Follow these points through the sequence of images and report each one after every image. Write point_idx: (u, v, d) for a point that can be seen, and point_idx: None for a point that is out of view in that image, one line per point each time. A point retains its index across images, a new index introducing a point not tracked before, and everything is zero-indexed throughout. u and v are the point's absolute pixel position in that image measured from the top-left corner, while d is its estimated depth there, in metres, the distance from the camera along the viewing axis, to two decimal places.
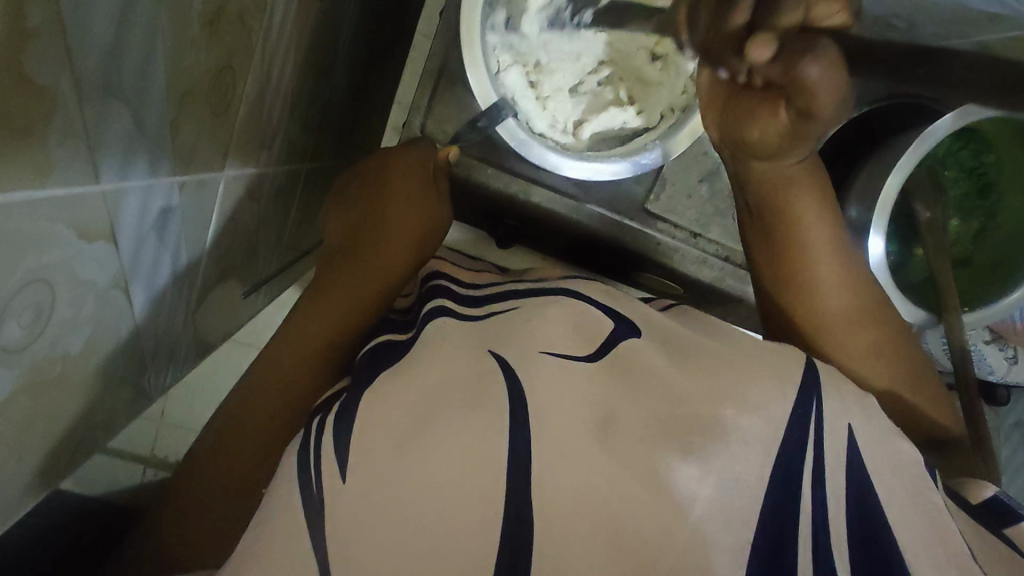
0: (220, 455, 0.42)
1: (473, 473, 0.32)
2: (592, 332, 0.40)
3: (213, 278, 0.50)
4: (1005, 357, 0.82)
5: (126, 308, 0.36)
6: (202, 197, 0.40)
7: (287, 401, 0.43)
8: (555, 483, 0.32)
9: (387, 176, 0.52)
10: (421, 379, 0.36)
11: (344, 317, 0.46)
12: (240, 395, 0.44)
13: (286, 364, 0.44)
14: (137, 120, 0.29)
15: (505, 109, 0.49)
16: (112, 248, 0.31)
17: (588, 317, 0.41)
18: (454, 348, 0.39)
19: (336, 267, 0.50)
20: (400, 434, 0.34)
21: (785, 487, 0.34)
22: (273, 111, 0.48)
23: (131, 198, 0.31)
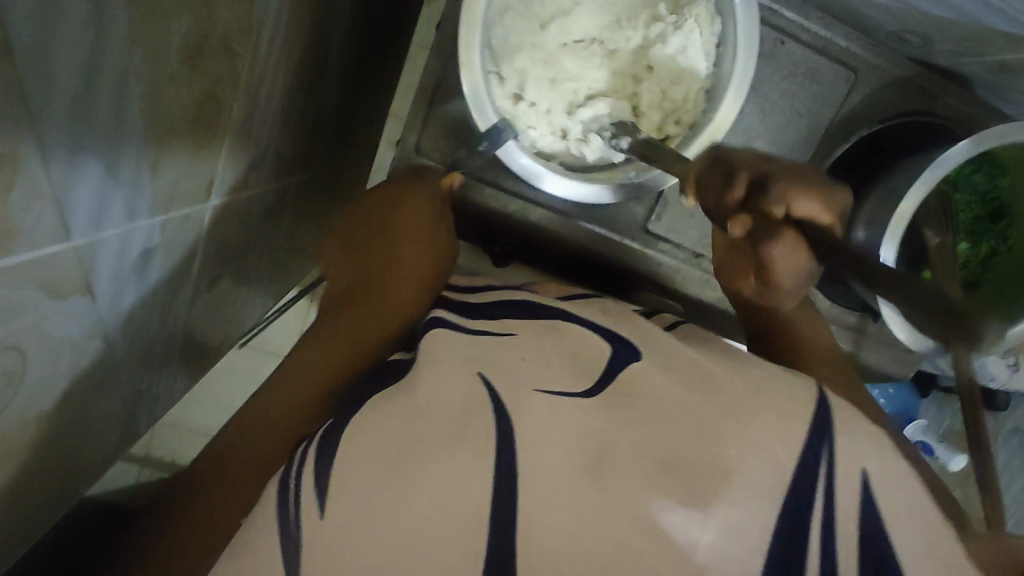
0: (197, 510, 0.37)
1: (465, 519, 0.31)
2: (592, 362, 0.38)
3: (201, 298, 0.48)
4: (1007, 365, 0.81)
5: (103, 350, 0.34)
6: (186, 229, 0.39)
7: (276, 437, 0.40)
8: (557, 535, 0.31)
9: (395, 210, 0.51)
10: (404, 409, 0.35)
11: (346, 357, 0.44)
12: (227, 439, 0.41)
13: (286, 393, 0.42)
14: (113, 166, 0.28)
15: (506, 131, 0.46)
16: (87, 297, 0.29)
17: (589, 345, 0.40)
18: (445, 369, 0.37)
19: (333, 315, 0.47)
20: (385, 473, 0.32)
21: (804, 532, 0.32)
22: (261, 130, 0.47)
23: (108, 245, 0.29)
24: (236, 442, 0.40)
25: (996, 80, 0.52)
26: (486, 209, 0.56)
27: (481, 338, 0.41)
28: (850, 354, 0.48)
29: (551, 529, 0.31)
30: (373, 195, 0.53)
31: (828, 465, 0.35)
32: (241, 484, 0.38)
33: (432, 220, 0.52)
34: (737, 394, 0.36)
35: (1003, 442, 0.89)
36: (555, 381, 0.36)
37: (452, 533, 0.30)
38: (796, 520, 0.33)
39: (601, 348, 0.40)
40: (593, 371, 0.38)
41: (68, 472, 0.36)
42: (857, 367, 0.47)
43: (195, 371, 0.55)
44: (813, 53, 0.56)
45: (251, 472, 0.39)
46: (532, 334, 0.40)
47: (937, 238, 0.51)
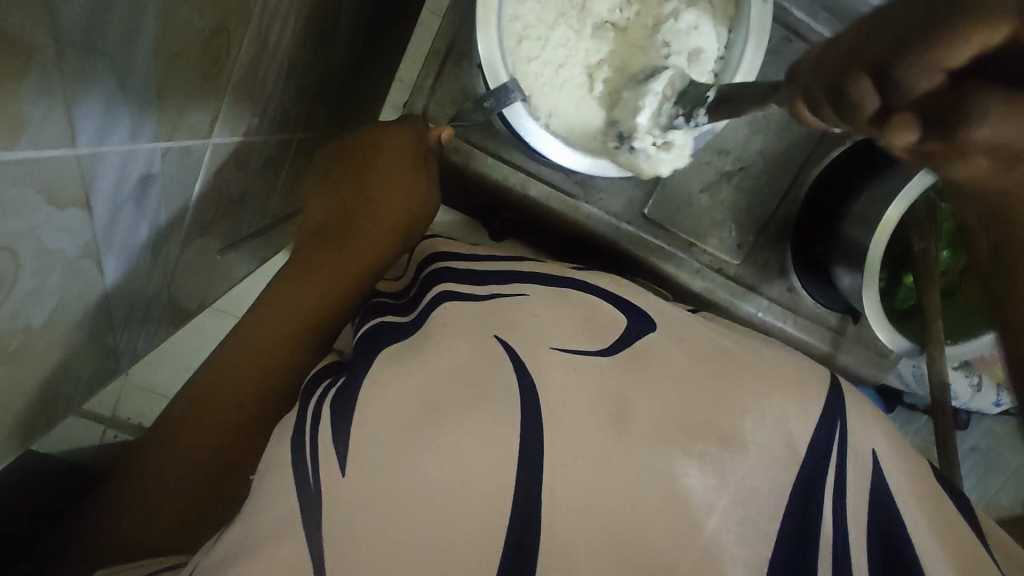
0: (189, 440, 0.43)
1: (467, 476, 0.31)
2: (602, 330, 0.39)
3: (191, 246, 0.47)
4: (970, 384, 0.84)
5: (97, 278, 0.33)
6: (187, 164, 0.38)
7: (248, 392, 0.44)
8: (552, 498, 0.31)
9: (376, 155, 0.49)
10: (423, 368, 0.35)
11: (318, 306, 0.46)
12: (212, 375, 0.44)
13: (258, 352, 0.44)
14: (124, 79, 0.27)
15: (514, 92, 0.45)
16: (85, 214, 0.29)
17: (599, 313, 0.40)
18: (456, 338, 0.37)
19: (307, 256, 0.48)
20: (406, 433, 0.33)
21: None
22: (268, 77, 0.46)
23: (109, 162, 0.29)
24: (223, 379, 0.44)
25: None
26: (486, 180, 0.55)
27: (496, 302, 0.40)
28: None
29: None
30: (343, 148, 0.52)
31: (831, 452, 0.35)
32: (228, 420, 0.43)
33: (415, 168, 0.49)
34: (732, 366, 0.37)
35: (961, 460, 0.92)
36: (569, 343, 0.37)
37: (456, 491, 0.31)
38: None
39: (612, 315, 0.40)
40: (604, 338, 0.38)
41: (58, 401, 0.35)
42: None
43: (178, 323, 0.54)
44: None
45: (235, 409, 0.43)
46: (540, 299, 0.40)
47: (922, 244, 0.53)
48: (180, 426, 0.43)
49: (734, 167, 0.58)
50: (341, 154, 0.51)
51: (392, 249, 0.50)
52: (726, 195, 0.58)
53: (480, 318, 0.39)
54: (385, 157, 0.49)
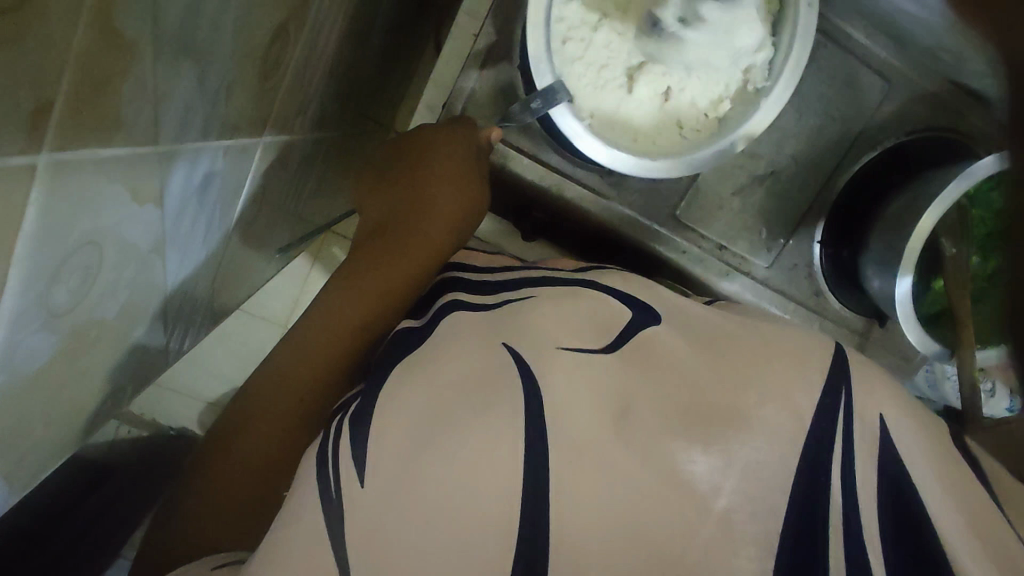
0: (247, 434, 0.44)
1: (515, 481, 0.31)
2: (609, 324, 0.40)
3: (233, 245, 0.48)
4: (986, 391, 0.85)
5: (161, 274, 0.33)
6: (242, 163, 0.39)
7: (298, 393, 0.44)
8: (605, 500, 0.31)
9: (431, 153, 0.50)
10: (431, 381, 0.36)
11: (377, 300, 0.46)
12: (273, 368, 0.45)
13: (319, 346, 0.45)
14: (203, 78, 0.28)
15: (561, 92, 0.45)
16: (158, 211, 0.29)
17: (608, 309, 0.41)
18: (469, 342, 0.38)
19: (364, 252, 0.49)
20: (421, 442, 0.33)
21: None
22: (314, 77, 0.47)
23: (182, 161, 0.29)
24: (283, 373, 0.45)
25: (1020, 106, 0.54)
26: (521, 181, 0.56)
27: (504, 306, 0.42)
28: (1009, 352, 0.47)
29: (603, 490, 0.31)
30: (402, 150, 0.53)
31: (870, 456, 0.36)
32: (285, 414, 0.44)
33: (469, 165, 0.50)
34: (769, 357, 0.37)
35: None
36: (574, 341, 0.38)
37: (504, 493, 0.31)
38: None
39: (617, 310, 0.41)
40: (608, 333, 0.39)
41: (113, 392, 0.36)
42: None
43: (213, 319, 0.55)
44: (850, 61, 0.57)
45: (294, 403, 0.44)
46: (548, 298, 0.41)
47: (953, 249, 0.55)
48: (240, 421, 0.44)
49: (764, 171, 0.58)
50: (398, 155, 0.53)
51: (448, 246, 0.50)
52: (757, 198, 0.59)
53: (490, 322, 0.40)
54: (439, 156, 0.50)
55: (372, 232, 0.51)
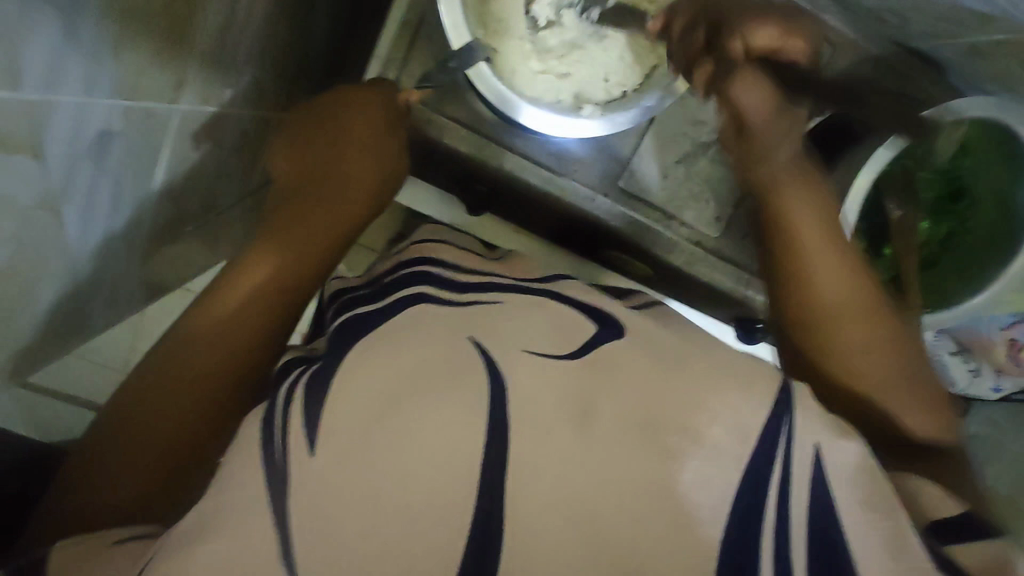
0: (139, 415, 0.37)
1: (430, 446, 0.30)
2: (569, 334, 0.37)
3: (164, 223, 0.48)
4: (968, 370, 0.84)
5: (56, 234, 0.33)
6: (151, 128, 0.38)
7: (234, 363, 0.40)
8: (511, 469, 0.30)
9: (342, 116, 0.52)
10: (396, 363, 0.34)
11: (303, 258, 0.45)
12: (172, 340, 0.40)
13: (222, 311, 0.41)
14: (71, 26, 0.28)
15: (479, 52, 0.46)
16: (37, 164, 0.29)
17: (566, 319, 0.38)
18: (430, 330, 0.36)
19: (279, 217, 0.48)
20: (379, 421, 0.31)
21: (759, 483, 0.32)
22: (239, 48, 0.47)
23: (60, 114, 0.29)
24: (184, 344, 0.40)
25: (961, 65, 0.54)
26: (457, 153, 0.56)
27: (472, 309, 0.39)
28: (838, 252, 0.47)
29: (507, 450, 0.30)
30: (309, 113, 0.53)
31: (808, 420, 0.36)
32: (192, 392, 0.38)
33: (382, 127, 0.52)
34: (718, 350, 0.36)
35: None
36: (536, 343, 0.36)
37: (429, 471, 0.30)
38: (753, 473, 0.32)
39: (582, 325, 0.38)
40: (573, 341, 0.36)
41: (17, 351, 0.36)
42: (840, 260, 0.47)
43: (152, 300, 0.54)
44: None
45: (201, 375, 0.39)
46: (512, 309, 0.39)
47: (898, 210, 0.53)
48: (131, 401, 0.38)
49: (709, 138, 0.58)
50: (302, 124, 0.53)
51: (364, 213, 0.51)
52: (702, 166, 0.58)
53: (451, 322, 0.37)
54: (351, 118, 0.51)
55: (284, 196, 0.50)
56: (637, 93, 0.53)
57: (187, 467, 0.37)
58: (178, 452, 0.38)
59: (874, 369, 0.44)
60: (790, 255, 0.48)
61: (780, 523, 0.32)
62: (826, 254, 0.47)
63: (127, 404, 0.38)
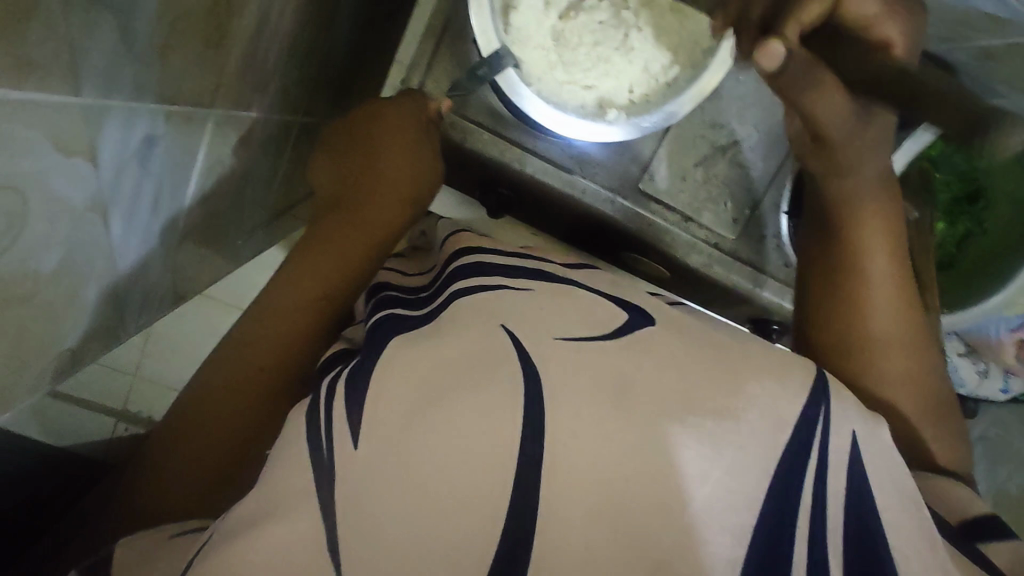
0: (200, 411, 0.42)
1: (489, 434, 0.31)
2: (601, 318, 0.37)
3: (197, 227, 0.49)
4: (977, 371, 0.84)
5: (104, 236, 0.34)
6: (189, 132, 0.39)
7: (282, 361, 0.44)
8: (555, 469, 0.31)
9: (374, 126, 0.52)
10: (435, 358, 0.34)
11: (342, 266, 0.48)
12: (231, 345, 0.44)
13: (275, 319, 0.45)
14: (126, 34, 0.28)
15: (507, 58, 0.47)
16: (90, 167, 0.30)
17: (598, 306, 0.38)
18: (466, 323, 0.36)
19: (324, 225, 0.50)
20: (421, 418, 0.32)
21: (791, 481, 0.33)
22: (270, 54, 0.48)
23: (113, 119, 0.30)
24: (242, 348, 0.44)
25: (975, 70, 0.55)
26: (481, 157, 0.56)
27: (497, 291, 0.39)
28: (900, 258, 0.45)
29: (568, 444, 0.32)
30: (348, 121, 0.54)
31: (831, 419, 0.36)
32: (246, 391, 0.43)
33: (412, 133, 0.52)
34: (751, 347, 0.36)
35: (970, 449, 0.91)
36: (573, 330, 0.36)
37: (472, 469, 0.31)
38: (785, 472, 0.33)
39: (612, 310, 0.38)
40: (605, 325, 0.37)
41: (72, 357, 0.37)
42: (900, 271, 0.45)
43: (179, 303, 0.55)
44: None
45: (256, 377, 0.43)
46: (547, 295, 0.39)
47: (916, 213, 0.53)
48: (195, 401, 0.42)
49: (727, 141, 0.59)
50: (344, 131, 0.54)
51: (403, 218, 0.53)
52: (721, 168, 0.59)
53: (488, 309, 0.37)
54: (383, 126, 0.52)
55: (328, 205, 0.52)
56: (665, 95, 0.50)
57: (241, 461, 0.41)
58: (237, 449, 0.41)
59: (889, 382, 0.43)
60: (847, 256, 0.46)
61: (812, 519, 0.33)
62: (887, 261, 0.45)
63: (190, 406, 0.42)
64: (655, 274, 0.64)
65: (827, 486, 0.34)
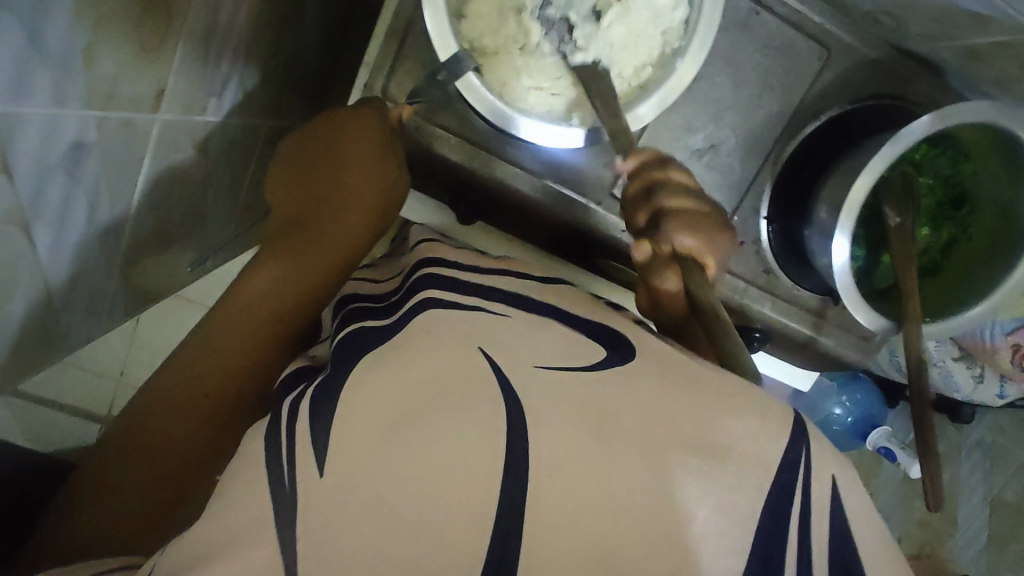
0: (152, 435, 0.42)
1: (439, 470, 0.30)
2: (580, 351, 0.37)
3: (150, 238, 0.47)
4: (973, 376, 0.81)
5: (29, 249, 0.32)
6: (130, 138, 0.38)
7: (235, 382, 0.44)
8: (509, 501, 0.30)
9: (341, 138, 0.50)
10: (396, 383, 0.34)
11: (301, 287, 0.46)
12: (182, 367, 0.43)
13: (227, 344, 0.44)
14: (34, 37, 0.27)
15: (466, 61, 0.45)
16: (5, 179, 0.28)
17: (579, 339, 0.38)
18: (439, 342, 0.35)
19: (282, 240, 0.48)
20: (374, 454, 0.31)
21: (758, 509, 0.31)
22: (221, 57, 0.46)
23: (27, 127, 0.28)
24: (193, 370, 0.43)
25: (960, 69, 0.53)
26: (448, 161, 0.55)
27: (467, 311, 0.38)
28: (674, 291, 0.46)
29: (531, 474, 0.31)
30: (313, 131, 0.52)
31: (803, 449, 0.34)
32: (197, 412, 0.43)
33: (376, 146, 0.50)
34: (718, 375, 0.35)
35: (965, 454, 0.90)
36: (542, 357, 0.35)
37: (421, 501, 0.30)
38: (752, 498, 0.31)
39: (588, 343, 0.38)
40: (582, 358, 0.36)
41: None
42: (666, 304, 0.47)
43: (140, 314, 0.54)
44: (789, 28, 0.55)
45: (208, 400, 0.43)
46: (523, 321, 0.38)
47: (896, 219, 0.51)
48: (146, 422, 0.42)
49: (703, 145, 0.57)
50: (307, 142, 0.52)
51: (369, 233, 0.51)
52: (698, 172, 0.57)
53: (462, 328, 0.37)
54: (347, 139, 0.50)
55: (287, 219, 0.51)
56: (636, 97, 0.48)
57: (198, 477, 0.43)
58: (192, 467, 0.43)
59: None
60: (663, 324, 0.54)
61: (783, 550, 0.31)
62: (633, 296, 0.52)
63: (140, 429, 0.42)
64: (634, 284, 0.62)
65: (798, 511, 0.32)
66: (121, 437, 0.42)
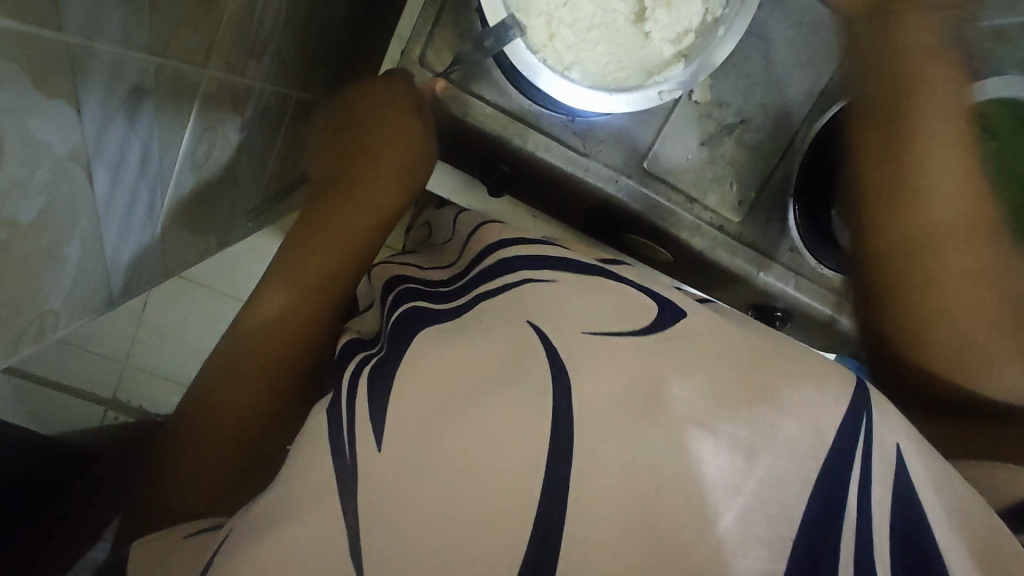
0: (216, 408, 0.45)
1: (501, 438, 0.30)
2: (635, 310, 0.37)
3: (188, 201, 0.47)
4: None
5: (87, 191, 0.32)
6: (181, 88, 0.38)
7: (289, 351, 0.47)
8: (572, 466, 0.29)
9: (370, 109, 0.56)
10: (464, 356, 0.35)
11: (343, 254, 0.52)
12: (242, 333, 0.48)
13: (281, 311, 0.48)
14: None
15: (514, 29, 0.45)
16: (75, 111, 0.28)
17: (632, 297, 0.38)
18: (492, 326, 0.37)
19: (322, 212, 0.53)
20: (432, 422, 0.31)
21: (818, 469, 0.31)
22: (264, 19, 0.46)
23: (98, 60, 0.28)
24: (254, 342, 0.47)
25: (989, 46, 0.54)
26: (483, 131, 0.55)
27: (515, 288, 0.40)
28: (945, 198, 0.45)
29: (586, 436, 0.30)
30: (343, 101, 0.59)
31: (866, 419, 0.32)
32: (256, 387, 0.46)
33: (402, 109, 0.55)
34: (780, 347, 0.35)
35: None
36: (588, 325, 0.35)
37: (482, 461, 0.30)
38: (814, 460, 0.31)
39: (639, 298, 0.38)
40: (639, 319, 0.36)
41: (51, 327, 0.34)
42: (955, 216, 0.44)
43: None
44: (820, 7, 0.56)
45: (269, 377, 0.46)
46: (569, 286, 0.39)
47: None
48: (209, 393, 0.45)
49: (735, 120, 0.57)
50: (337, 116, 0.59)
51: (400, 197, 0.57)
52: (728, 148, 0.58)
53: (518, 304, 0.38)
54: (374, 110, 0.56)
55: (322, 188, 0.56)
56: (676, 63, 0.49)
57: (266, 459, 0.44)
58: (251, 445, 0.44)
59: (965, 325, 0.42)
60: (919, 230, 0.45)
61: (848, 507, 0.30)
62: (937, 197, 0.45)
63: (207, 411, 0.45)
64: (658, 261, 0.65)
65: (862, 470, 0.31)
66: (197, 403, 0.45)
